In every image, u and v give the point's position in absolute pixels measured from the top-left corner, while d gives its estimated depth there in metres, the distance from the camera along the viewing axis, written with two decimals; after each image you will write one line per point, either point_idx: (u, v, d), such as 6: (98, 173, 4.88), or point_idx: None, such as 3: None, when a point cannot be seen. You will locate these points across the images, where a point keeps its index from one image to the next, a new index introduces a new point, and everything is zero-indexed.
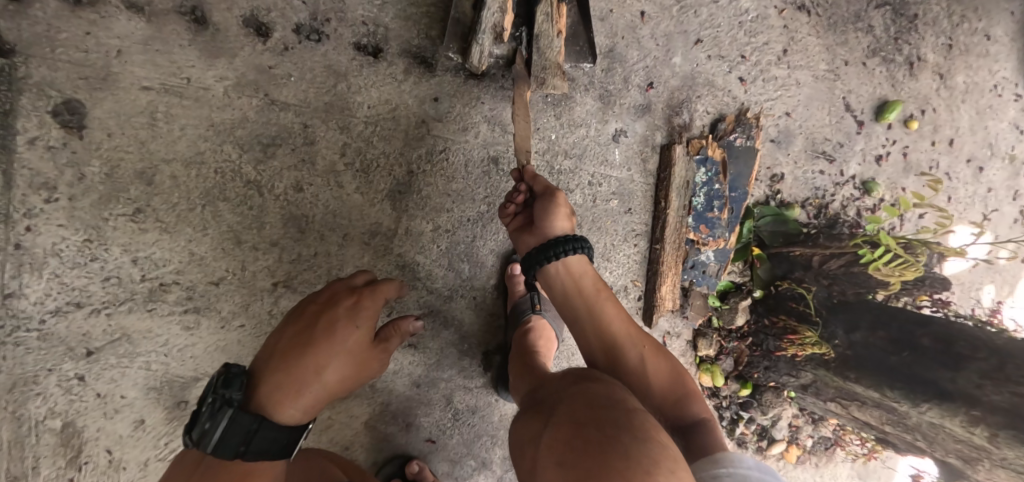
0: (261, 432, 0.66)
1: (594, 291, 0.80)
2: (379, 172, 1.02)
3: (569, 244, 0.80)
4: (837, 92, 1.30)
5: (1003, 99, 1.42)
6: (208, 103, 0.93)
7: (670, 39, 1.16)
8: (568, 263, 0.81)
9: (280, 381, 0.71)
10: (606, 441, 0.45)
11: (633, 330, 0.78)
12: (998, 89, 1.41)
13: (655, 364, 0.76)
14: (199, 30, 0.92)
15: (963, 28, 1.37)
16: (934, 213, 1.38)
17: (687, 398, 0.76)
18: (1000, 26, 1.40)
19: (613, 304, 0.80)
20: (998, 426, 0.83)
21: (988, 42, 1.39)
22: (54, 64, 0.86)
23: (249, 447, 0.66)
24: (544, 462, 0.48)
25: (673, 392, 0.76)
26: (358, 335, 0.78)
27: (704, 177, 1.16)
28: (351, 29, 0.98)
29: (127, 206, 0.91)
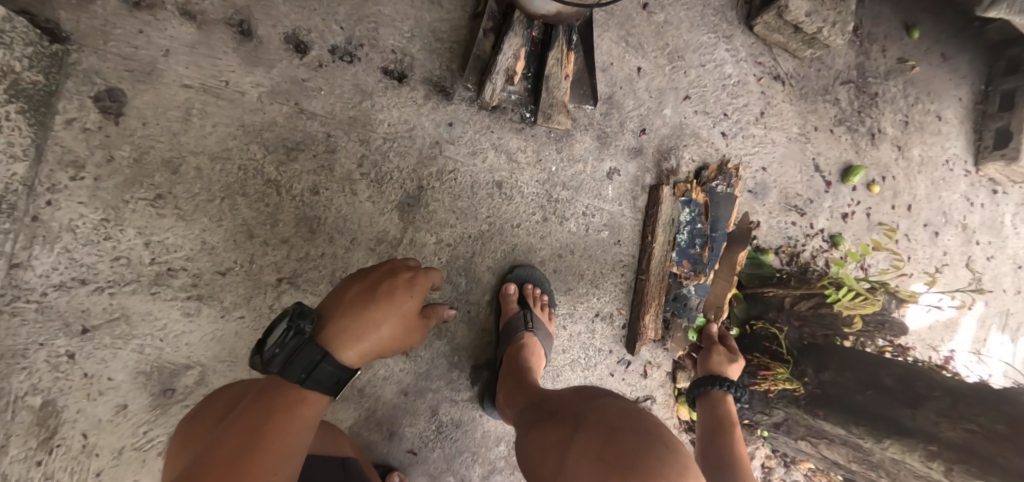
0: (322, 365, 0.67)
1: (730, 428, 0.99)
2: (391, 184, 1.09)
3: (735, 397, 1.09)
4: (808, 154, 1.46)
5: (954, 173, 1.65)
6: (242, 105, 1.00)
7: (662, 93, 1.30)
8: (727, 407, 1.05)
9: (343, 328, 0.72)
10: (639, 451, 0.57)
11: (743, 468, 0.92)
12: (950, 163, 1.65)
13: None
14: (243, 40, 1.01)
15: (917, 109, 1.58)
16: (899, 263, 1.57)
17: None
18: (950, 110, 1.63)
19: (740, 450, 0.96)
20: (952, 461, 0.94)
21: (940, 122, 1.62)
22: (104, 55, 0.93)
23: (309, 376, 0.66)
24: (577, 465, 0.58)
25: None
26: (410, 304, 0.81)
27: (688, 217, 1.27)
28: (380, 55, 1.08)
29: (150, 191, 0.95)
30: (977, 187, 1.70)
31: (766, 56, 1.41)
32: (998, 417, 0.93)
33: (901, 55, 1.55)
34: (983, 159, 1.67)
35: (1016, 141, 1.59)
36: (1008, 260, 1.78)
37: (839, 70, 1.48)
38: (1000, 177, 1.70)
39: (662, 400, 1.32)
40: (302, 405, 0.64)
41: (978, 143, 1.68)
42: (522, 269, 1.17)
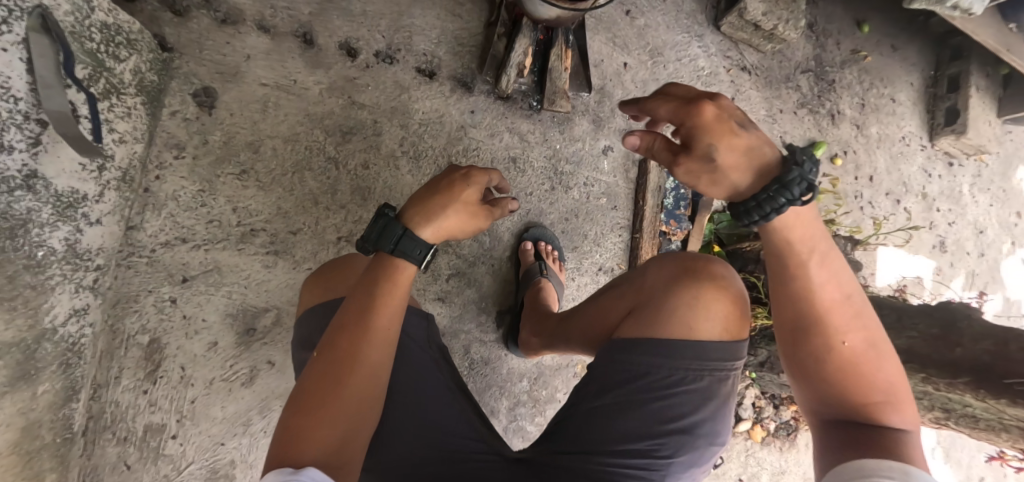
0: (403, 237, 0.71)
1: (827, 247, 0.67)
2: (426, 160, 1.32)
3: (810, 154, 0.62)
4: (775, 132, 1.70)
5: (910, 147, 1.90)
6: (307, 99, 1.24)
7: (646, 84, 1.55)
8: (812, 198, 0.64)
9: (413, 213, 0.73)
10: (704, 269, 0.79)
11: (836, 300, 0.68)
12: (906, 140, 1.89)
13: (851, 317, 0.68)
14: (307, 48, 1.25)
15: (872, 93, 1.83)
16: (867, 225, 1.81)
17: (899, 393, 0.67)
18: (902, 93, 1.88)
19: (843, 269, 0.68)
20: (899, 362, 1.15)
21: (894, 104, 1.87)
22: (200, 61, 1.18)
23: (396, 245, 0.70)
24: (659, 286, 0.80)
25: (873, 373, 0.67)
26: (473, 190, 0.74)
27: (672, 184, 1.50)
28: (415, 57, 1.33)
29: (236, 167, 1.18)
30: (935, 160, 1.93)
31: (733, 51, 1.67)
32: (930, 322, 1.16)
33: (853, 47, 1.81)
34: (937, 135, 1.91)
35: (961, 118, 1.83)
36: (969, 225, 2.00)
37: (797, 61, 1.74)
38: (954, 151, 1.94)
39: None
40: (388, 278, 0.70)
41: (931, 121, 1.92)
42: (536, 229, 1.38)
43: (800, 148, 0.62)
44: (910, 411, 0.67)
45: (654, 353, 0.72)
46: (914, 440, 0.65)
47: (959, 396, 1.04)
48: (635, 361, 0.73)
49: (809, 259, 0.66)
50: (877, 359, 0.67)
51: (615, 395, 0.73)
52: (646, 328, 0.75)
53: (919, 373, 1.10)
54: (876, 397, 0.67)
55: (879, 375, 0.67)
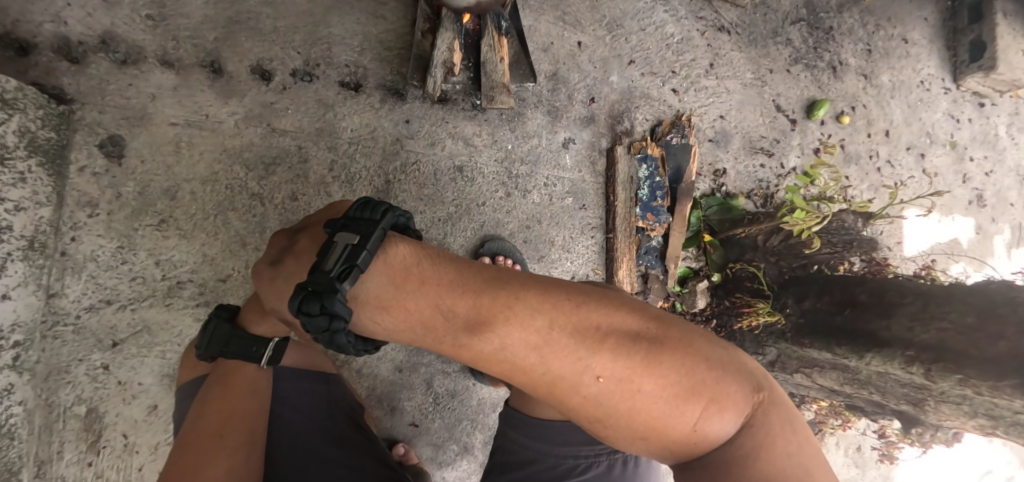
0: (232, 339, 0.78)
1: (470, 306, 0.57)
2: (362, 182, 1.21)
3: (373, 235, 0.57)
4: (767, 96, 1.51)
5: (931, 93, 1.65)
6: (222, 132, 1.15)
7: (606, 62, 1.37)
8: (390, 254, 0.58)
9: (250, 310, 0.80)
10: None
11: (550, 356, 0.54)
12: (925, 84, 1.64)
13: (584, 351, 0.54)
14: (217, 77, 1.15)
15: (879, 35, 1.60)
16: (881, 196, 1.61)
17: (711, 390, 0.53)
18: (916, 31, 1.63)
19: (524, 313, 0.56)
20: (929, 362, 0.93)
21: (907, 45, 1.62)
22: (103, 108, 1.10)
23: (226, 348, 0.78)
24: None
25: (655, 397, 0.53)
26: None
27: (646, 173, 1.35)
28: (337, 71, 1.21)
29: (154, 217, 1.10)
30: (961, 103, 1.68)
31: (706, 11, 1.46)
32: (963, 309, 0.93)
33: None
34: (962, 74, 1.65)
35: (990, 50, 1.56)
36: (1010, 172, 1.74)
37: (786, 11, 1.52)
38: (983, 89, 1.68)
39: None
40: (239, 369, 0.79)
41: (953, 59, 1.66)
42: (493, 242, 1.24)
43: (354, 244, 0.55)
44: (731, 390, 0.54)
45: (536, 438, 0.82)
46: (754, 437, 0.51)
47: (1007, 403, 0.82)
48: (526, 448, 0.82)
49: (471, 327, 0.56)
50: (641, 376, 0.53)
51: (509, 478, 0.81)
52: (529, 409, 0.83)
53: (955, 374, 0.89)
54: (693, 415, 0.52)
55: (658, 392, 0.53)
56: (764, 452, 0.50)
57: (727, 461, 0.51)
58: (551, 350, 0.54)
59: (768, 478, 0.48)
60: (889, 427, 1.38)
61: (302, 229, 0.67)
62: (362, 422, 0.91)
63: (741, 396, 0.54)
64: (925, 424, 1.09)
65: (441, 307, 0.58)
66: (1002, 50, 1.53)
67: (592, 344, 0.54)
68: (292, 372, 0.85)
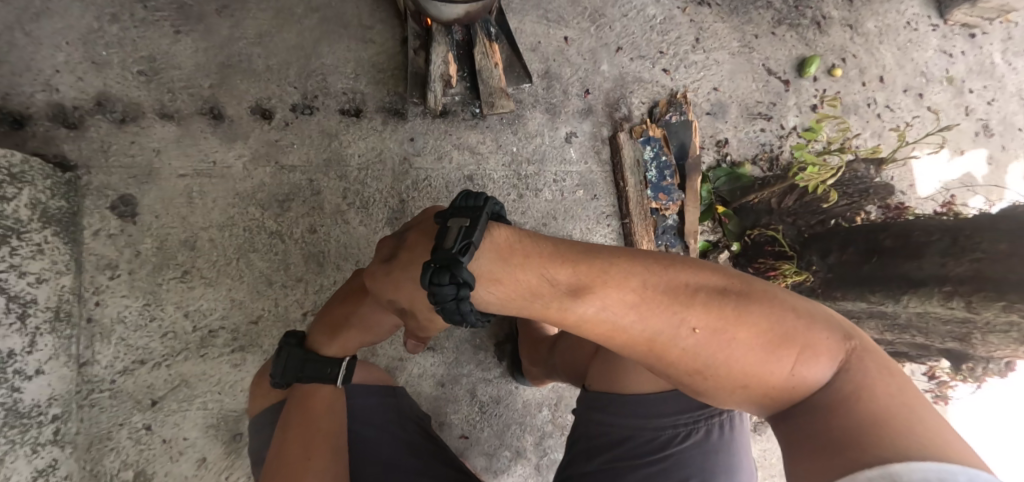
0: (307, 361, 0.83)
1: (569, 274, 0.59)
2: (376, 205, 1.20)
3: (480, 217, 0.60)
4: (756, 61, 1.55)
5: (921, 31, 1.75)
6: (232, 177, 1.14)
7: (595, 52, 1.38)
8: (493, 234, 0.61)
9: (326, 329, 0.86)
10: None
11: (652, 313, 0.57)
12: (913, 24, 1.74)
13: (684, 305, 0.56)
14: (218, 123, 1.15)
15: None
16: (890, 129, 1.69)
17: (809, 337, 0.56)
18: None
19: (622, 275, 0.58)
20: (968, 294, 0.93)
21: None
22: (110, 170, 1.09)
23: (300, 373, 0.83)
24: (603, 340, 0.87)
25: (756, 344, 0.55)
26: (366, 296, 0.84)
27: (651, 154, 1.35)
28: (335, 100, 1.21)
29: (177, 270, 1.10)
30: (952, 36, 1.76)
31: None
32: (996, 238, 0.91)
33: None
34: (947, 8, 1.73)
35: None
36: (1013, 97, 1.80)
37: None
38: (971, 20, 1.75)
39: None
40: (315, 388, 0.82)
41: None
42: None
43: (467, 226, 0.59)
44: (823, 336, 0.57)
45: (628, 414, 0.79)
46: (854, 379, 0.54)
47: None
48: (618, 425, 0.79)
49: (570, 292, 0.58)
50: (741, 324, 0.55)
51: (602, 460, 0.78)
52: (614, 388, 0.81)
53: (998, 302, 0.88)
54: (790, 359, 0.55)
55: (758, 339, 0.55)
56: (866, 392, 0.53)
57: (830, 402, 0.54)
58: (652, 307, 0.57)
59: (879, 415, 0.50)
60: (938, 367, 1.38)
61: (409, 227, 0.70)
62: (431, 431, 0.92)
63: (832, 342, 0.57)
64: (976, 359, 1.08)
65: (540, 277, 0.59)
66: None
67: (691, 298, 0.57)
68: (362, 388, 0.87)
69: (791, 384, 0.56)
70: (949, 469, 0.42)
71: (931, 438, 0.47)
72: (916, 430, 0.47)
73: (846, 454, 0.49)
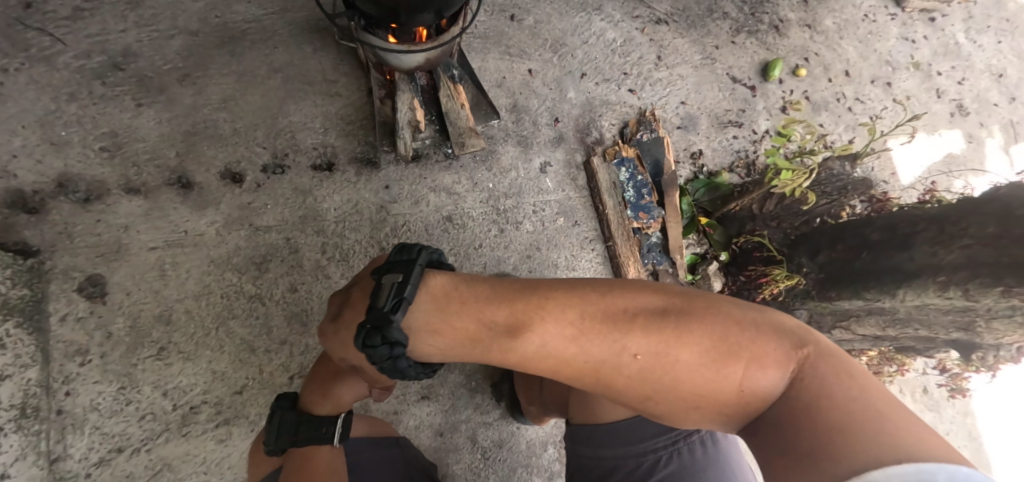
0: (301, 422, 0.79)
1: (506, 314, 0.59)
2: (356, 256, 1.17)
3: (411, 269, 0.61)
4: (720, 71, 1.57)
5: (879, 22, 1.80)
6: (204, 244, 1.11)
7: (560, 81, 1.40)
8: (430, 284, 0.63)
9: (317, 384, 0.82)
10: None
11: (588, 342, 0.56)
12: (871, 16, 1.79)
13: (618, 332, 0.55)
14: (186, 192, 1.13)
15: None
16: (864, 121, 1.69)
17: (751, 347, 0.53)
18: None
19: (554, 308, 0.58)
20: (965, 281, 0.91)
21: None
22: (75, 252, 1.06)
23: (296, 436, 0.78)
24: None
25: (694, 361, 0.53)
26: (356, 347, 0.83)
27: (626, 174, 1.34)
28: (305, 155, 1.20)
29: (152, 347, 1.05)
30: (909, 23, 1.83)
31: (640, 10, 1.53)
32: (982, 222, 0.90)
33: None
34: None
35: None
36: (981, 76, 1.86)
37: None
38: (928, 5, 1.83)
39: None
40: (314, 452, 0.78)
41: None
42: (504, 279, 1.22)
43: (399, 280, 0.60)
44: (773, 344, 0.53)
45: (610, 444, 0.77)
46: (812, 384, 0.49)
47: None
48: (603, 456, 0.77)
49: (508, 334, 0.59)
50: (676, 343, 0.53)
51: None
52: (592, 419, 0.79)
53: (996, 287, 0.86)
54: (736, 374, 0.52)
55: (698, 358, 0.53)
56: (825, 400, 0.47)
57: (792, 416, 0.49)
58: (588, 336, 0.56)
59: (840, 424, 0.44)
60: (947, 359, 1.33)
61: (355, 282, 0.70)
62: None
63: (785, 350, 0.53)
64: (986, 347, 1.05)
65: (478, 320, 0.60)
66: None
67: (625, 323, 0.56)
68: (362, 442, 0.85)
69: (749, 401, 0.52)
70: (926, 469, 0.36)
71: (901, 443, 0.40)
72: (886, 435, 0.41)
73: (807, 470, 0.43)
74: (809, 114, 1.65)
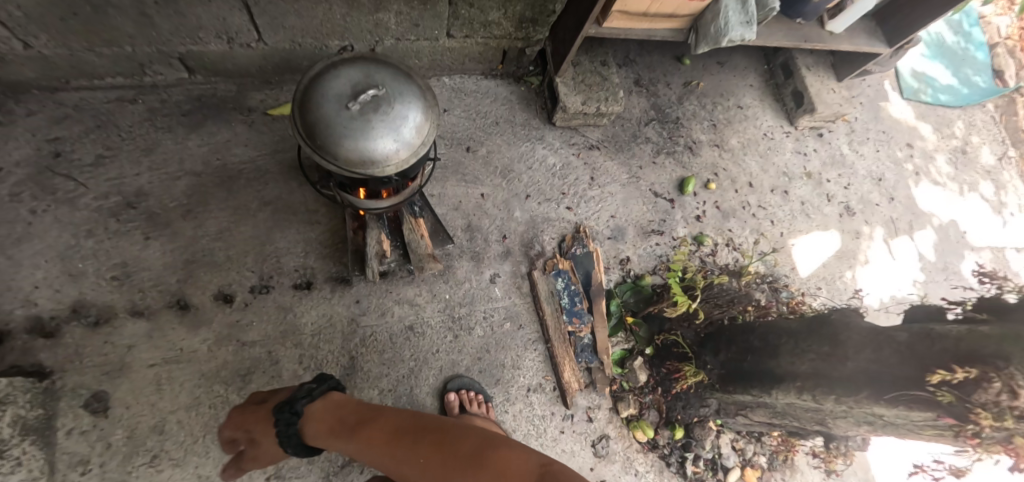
0: None
1: (367, 423, 1.01)
2: (329, 364, 1.37)
3: (326, 382, 1.12)
4: (644, 186, 1.88)
5: (777, 139, 2.20)
6: (197, 359, 1.30)
7: (508, 203, 1.67)
8: (330, 395, 1.09)
9: None
10: None
11: (409, 439, 0.94)
12: (770, 134, 2.20)
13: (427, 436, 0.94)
14: (183, 313, 1.32)
15: (719, 108, 2.15)
16: (766, 224, 2.03)
17: (515, 454, 0.89)
18: (747, 99, 2.22)
19: (396, 419, 1.00)
20: (812, 388, 1.17)
21: (744, 110, 2.19)
22: (83, 370, 1.23)
23: None
24: None
25: (467, 452, 0.90)
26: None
27: (562, 284, 1.61)
28: (288, 277, 1.41)
29: (146, 455, 1.21)
30: (800, 137, 2.25)
31: (576, 139, 1.85)
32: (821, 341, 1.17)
33: (685, 80, 2.12)
34: (796, 117, 2.24)
35: (805, 100, 2.17)
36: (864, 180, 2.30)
37: (638, 118, 1.98)
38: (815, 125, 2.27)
39: (618, 432, 1.55)
40: None
41: (783, 112, 2.27)
42: (457, 379, 1.43)
43: (313, 385, 1.10)
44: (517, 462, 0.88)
45: None
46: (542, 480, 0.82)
47: (871, 410, 1.05)
48: None
49: (364, 429, 0.99)
50: (460, 445, 0.91)
51: None
52: None
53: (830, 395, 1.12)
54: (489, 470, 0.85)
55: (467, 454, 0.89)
56: None
57: None
58: (416, 433, 0.96)
59: None
60: None
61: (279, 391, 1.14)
62: None
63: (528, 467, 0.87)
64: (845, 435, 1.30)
65: (348, 423, 1.02)
66: (815, 95, 2.15)
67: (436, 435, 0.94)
68: None
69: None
70: None
71: None
72: None
73: None
74: (721, 219, 1.96)
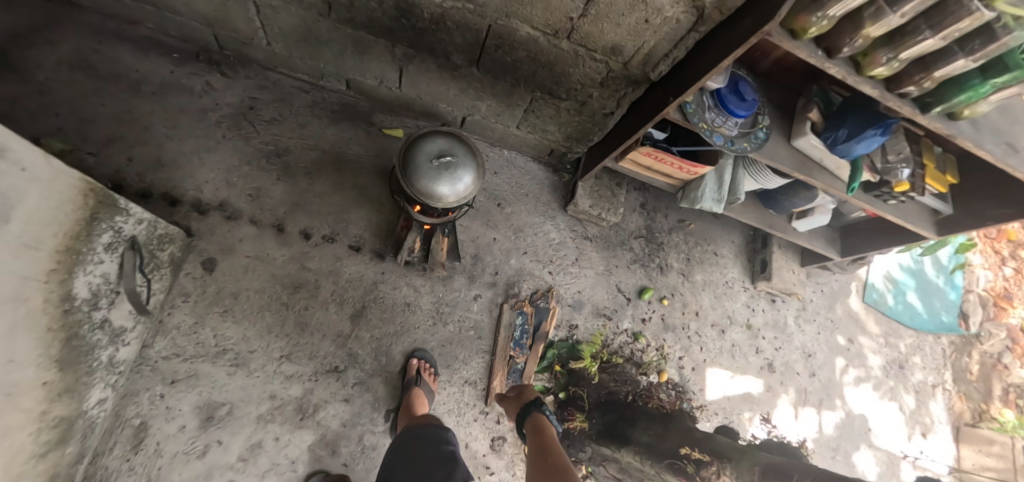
0: None
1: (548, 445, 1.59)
2: (348, 304, 2.01)
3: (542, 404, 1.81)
4: (612, 280, 2.46)
5: (734, 289, 2.74)
6: (274, 265, 1.97)
7: (509, 251, 2.29)
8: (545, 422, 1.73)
9: None
10: None
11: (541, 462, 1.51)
12: (730, 283, 2.73)
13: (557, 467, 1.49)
14: (278, 233, 2.00)
15: (698, 248, 2.70)
16: (695, 348, 2.54)
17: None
18: (725, 250, 2.76)
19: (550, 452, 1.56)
20: None
21: (718, 257, 2.74)
22: (209, 242, 1.91)
23: None
24: None
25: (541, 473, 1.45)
26: None
27: (520, 321, 2.18)
28: (349, 238, 2.08)
29: (220, 308, 1.86)
30: (755, 296, 2.78)
31: (577, 227, 2.46)
32: None
33: (681, 218, 2.70)
34: (756, 280, 2.77)
35: None
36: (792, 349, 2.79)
37: (631, 230, 2.57)
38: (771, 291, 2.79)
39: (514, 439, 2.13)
40: None
41: (749, 271, 2.79)
42: (420, 351, 2.01)
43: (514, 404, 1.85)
44: None
45: None
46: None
47: None
48: None
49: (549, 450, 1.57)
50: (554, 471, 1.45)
51: None
52: None
53: None
54: None
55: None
56: None
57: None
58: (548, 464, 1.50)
59: None
60: None
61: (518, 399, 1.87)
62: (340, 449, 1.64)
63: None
64: None
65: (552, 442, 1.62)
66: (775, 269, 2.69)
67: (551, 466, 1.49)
68: None
69: None
70: None
71: None
72: None
73: None
74: (661, 329, 2.50)
